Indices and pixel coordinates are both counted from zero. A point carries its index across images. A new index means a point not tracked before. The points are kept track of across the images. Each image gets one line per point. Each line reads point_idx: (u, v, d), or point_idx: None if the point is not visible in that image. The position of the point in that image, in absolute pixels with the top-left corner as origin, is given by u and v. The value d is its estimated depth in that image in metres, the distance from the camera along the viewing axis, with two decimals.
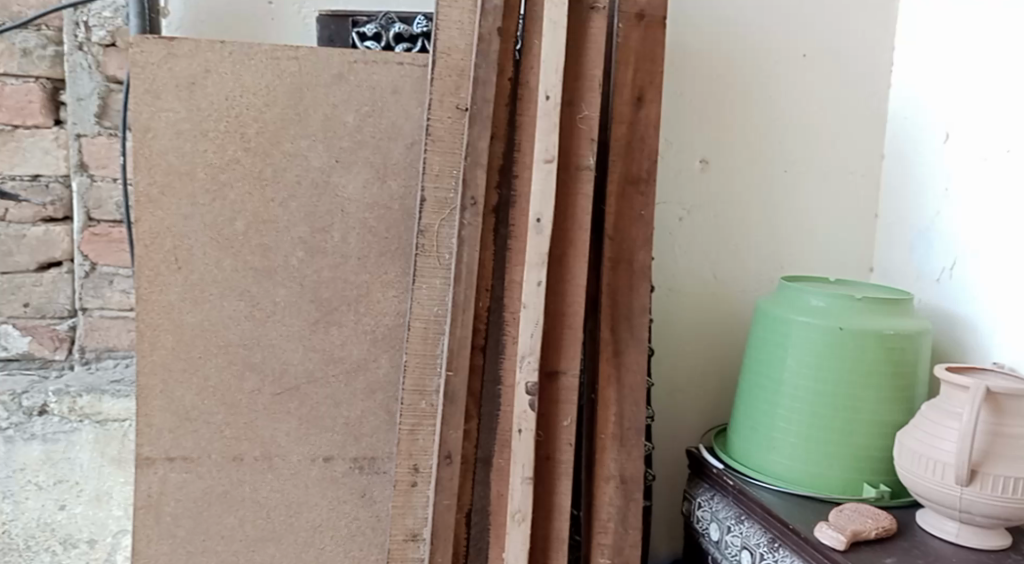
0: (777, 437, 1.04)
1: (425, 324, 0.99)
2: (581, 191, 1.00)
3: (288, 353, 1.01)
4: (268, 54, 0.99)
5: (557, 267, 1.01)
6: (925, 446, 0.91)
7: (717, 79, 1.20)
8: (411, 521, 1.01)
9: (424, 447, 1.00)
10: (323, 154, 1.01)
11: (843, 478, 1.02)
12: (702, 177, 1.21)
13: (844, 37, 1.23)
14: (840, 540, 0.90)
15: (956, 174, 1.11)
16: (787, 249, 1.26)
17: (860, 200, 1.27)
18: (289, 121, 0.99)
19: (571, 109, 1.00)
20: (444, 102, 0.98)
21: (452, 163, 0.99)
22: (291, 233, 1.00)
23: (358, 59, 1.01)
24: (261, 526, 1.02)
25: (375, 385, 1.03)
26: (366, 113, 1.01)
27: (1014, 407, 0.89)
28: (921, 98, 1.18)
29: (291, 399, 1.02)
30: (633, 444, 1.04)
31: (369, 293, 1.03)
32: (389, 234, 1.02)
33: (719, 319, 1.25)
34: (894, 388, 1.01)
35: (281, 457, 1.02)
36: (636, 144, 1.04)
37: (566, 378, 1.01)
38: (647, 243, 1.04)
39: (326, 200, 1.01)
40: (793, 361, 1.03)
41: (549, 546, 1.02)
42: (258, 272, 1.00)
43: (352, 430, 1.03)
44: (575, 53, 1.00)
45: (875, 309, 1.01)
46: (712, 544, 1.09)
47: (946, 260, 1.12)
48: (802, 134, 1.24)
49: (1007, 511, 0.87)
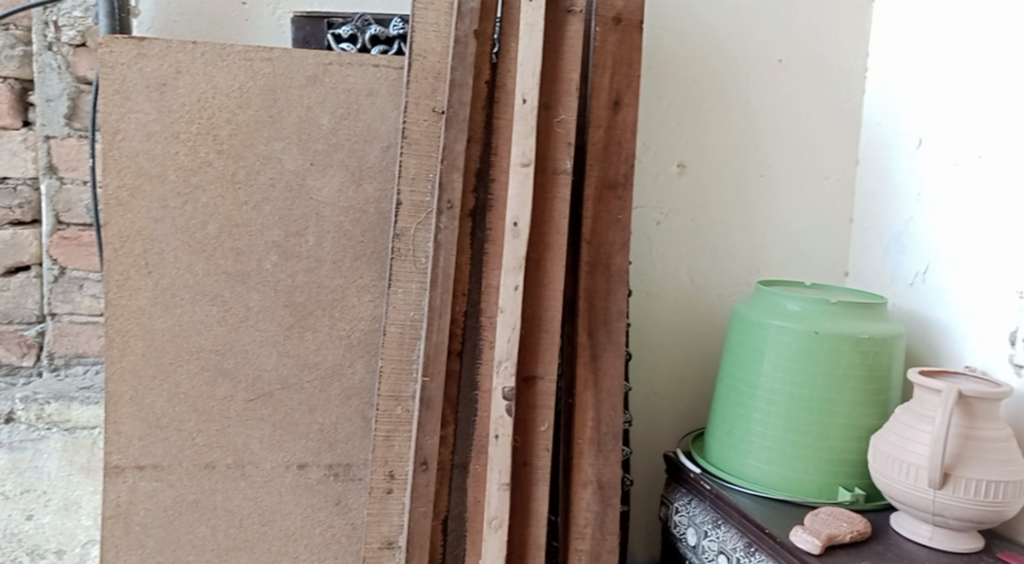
0: (754, 441, 1.05)
1: (400, 329, 0.98)
2: (558, 195, 1.00)
3: (262, 359, 1.00)
4: (241, 55, 0.97)
5: (534, 271, 1.00)
6: (898, 449, 0.91)
7: (694, 84, 1.20)
8: (387, 529, 0.99)
9: (400, 453, 0.99)
10: (297, 156, 0.99)
11: (819, 481, 1.02)
12: (679, 182, 1.22)
13: (819, 43, 1.24)
14: (815, 544, 0.90)
15: (929, 179, 1.12)
16: (763, 254, 1.26)
17: (834, 204, 1.27)
18: (262, 123, 0.98)
19: (548, 112, 1.00)
20: (420, 105, 0.97)
21: (428, 166, 0.98)
22: (265, 237, 0.99)
23: (333, 61, 1.00)
24: (233, 535, 1.00)
25: (350, 390, 1.02)
26: (341, 116, 1.00)
27: (986, 410, 0.89)
28: (895, 103, 1.19)
29: (265, 405, 1.00)
30: (610, 448, 1.04)
31: (344, 297, 1.01)
32: (364, 238, 1.01)
33: (696, 323, 1.25)
34: (869, 391, 1.01)
35: (254, 465, 1.00)
36: (614, 148, 1.04)
37: (543, 383, 1.01)
38: (624, 247, 1.04)
39: (300, 204, 1.00)
40: (769, 364, 1.03)
41: (526, 553, 1.01)
42: (231, 276, 0.98)
43: (327, 437, 1.02)
44: (552, 56, 1.00)
45: (850, 313, 1.02)
46: (689, 548, 1.09)
47: (920, 264, 1.13)
48: (778, 139, 1.24)
49: (979, 514, 0.87)
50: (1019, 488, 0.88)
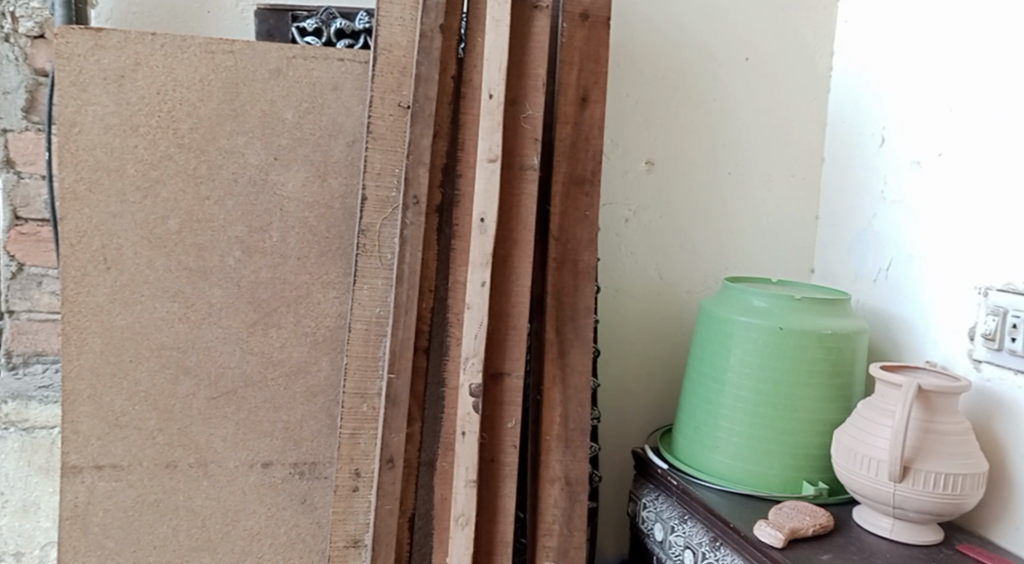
0: (721, 437, 1.05)
1: (366, 325, 0.98)
2: (525, 191, 1.00)
3: (225, 356, 0.98)
4: (202, 47, 0.96)
5: (501, 268, 1.00)
6: (859, 443, 0.93)
7: (662, 81, 1.21)
8: (352, 527, 0.98)
9: (366, 451, 0.98)
10: (261, 151, 0.98)
11: (783, 476, 1.03)
12: (647, 179, 1.22)
13: (785, 42, 1.25)
14: (778, 538, 0.90)
15: (891, 178, 1.14)
16: (731, 250, 1.27)
17: (801, 202, 1.29)
18: (224, 117, 0.97)
19: (515, 108, 1.00)
20: (385, 99, 0.97)
21: (393, 162, 0.97)
22: (227, 233, 0.98)
23: (297, 55, 0.99)
24: (195, 536, 0.99)
25: (316, 388, 1.01)
26: (305, 110, 0.99)
27: (944, 404, 0.91)
28: (859, 102, 1.21)
29: (228, 403, 0.99)
30: (578, 444, 1.04)
31: (309, 294, 1.00)
32: (329, 234, 1.00)
33: (665, 320, 1.26)
34: (832, 386, 1.02)
35: (217, 464, 0.99)
36: (581, 144, 1.04)
37: (510, 380, 1.00)
38: (592, 243, 1.04)
39: (264, 199, 0.98)
40: (735, 360, 1.04)
41: (493, 550, 1.01)
42: (192, 272, 0.97)
43: (292, 434, 1.01)
44: (518, 52, 1.00)
45: (814, 309, 1.03)
46: (656, 544, 1.09)
47: (883, 261, 1.15)
48: (745, 137, 1.25)
49: (938, 506, 0.89)
50: (977, 481, 0.89)
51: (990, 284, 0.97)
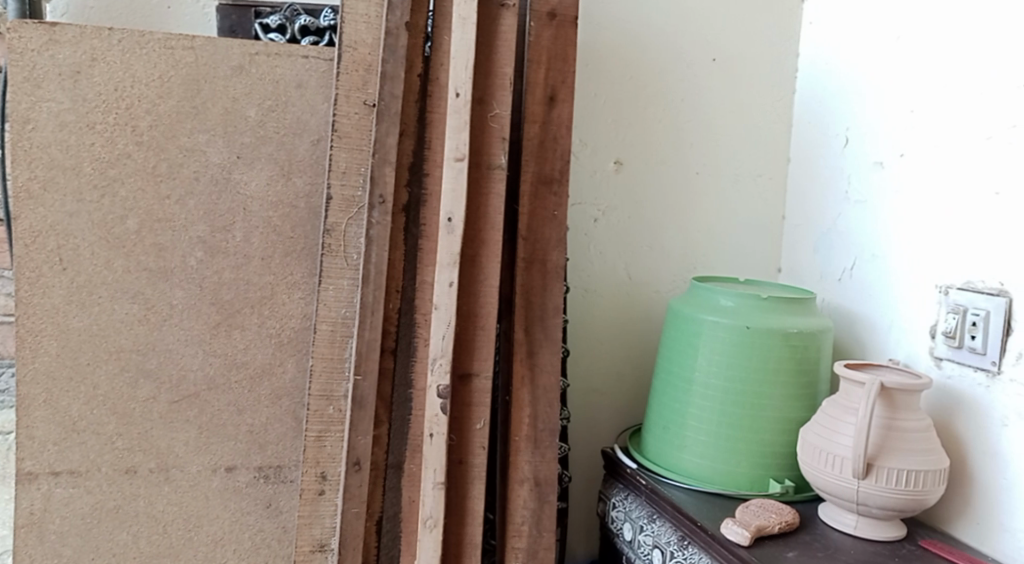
0: (689, 435, 1.06)
1: (332, 327, 0.96)
2: (493, 190, 0.99)
3: (186, 359, 0.96)
4: (160, 43, 0.94)
5: (469, 268, 0.99)
6: (824, 440, 0.93)
7: (629, 81, 1.21)
8: (318, 532, 0.97)
9: (333, 454, 0.97)
10: (223, 150, 0.96)
11: (750, 474, 1.03)
12: (616, 178, 1.22)
13: (751, 43, 1.26)
14: (744, 536, 0.91)
15: (855, 177, 1.15)
16: (699, 249, 1.28)
17: (767, 202, 1.30)
18: (184, 114, 0.95)
19: (482, 107, 0.99)
20: (350, 97, 0.96)
21: (359, 161, 0.96)
22: (189, 233, 0.96)
23: (260, 51, 0.97)
24: (156, 542, 0.96)
25: (281, 390, 0.99)
26: (268, 108, 0.97)
27: (906, 401, 0.92)
28: (824, 103, 1.22)
29: (190, 407, 0.97)
30: (547, 445, 1.04)
31: (273, 295, 0.99)
32: (294, 234, 0.99)
33: (634, 319, 1.26)
34: (798, 385, 1.03)
35: (178, 469, 0.97)
36: (549, 144, 1.03)
37: (478, 381, 1.00)
38: (561, 243, 1.04)
39: (227, 198, 0.97)
40: (703, 359, 1.04)
41: (461, 552, 1.00)
42: (153, 273, 0.95)
43: (257, 438, 0.99)
44: (485, 50, 0.99)
45: (780, 308, 1.04)
46: (625, 544, 1.09)
47: (847, 260, 1.16)
48: (712, 136, 1.26)
49: (900, 502, 0.90)
50: (938, 477, 0.90)
51: (950, 283, 0.98)
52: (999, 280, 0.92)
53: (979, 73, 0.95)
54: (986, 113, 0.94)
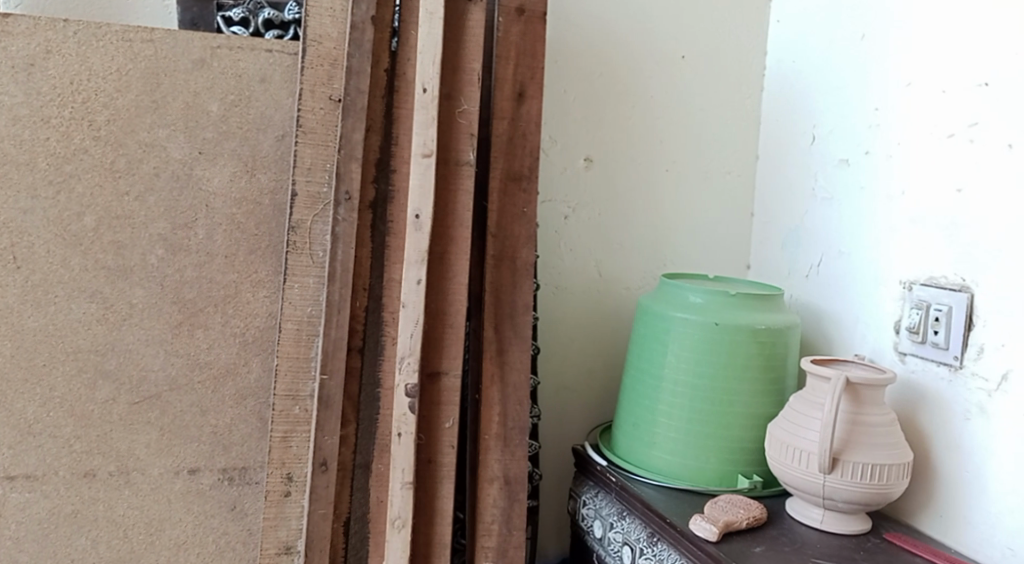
0: (659, 432, 1.06)
1: (297, 325, 0.95)
2: (461, 186, 0.98)
3: (147, 359, 0.94)
4: (119, 35, 0.92)
5: (438, 265, 0.98)
6: (791, 436, 0.94)
7: (598, 77, 1.21)
8: (284, 534, 0.95)
9: (299, 454, 0.95)
10: (184, 145, 0.94)
11: (719, 470, 1.04)
12: (586, 175, 1.22)
13: (719, 40, 1.26)
14: (712, 531, 0.91)
15: (822, 174, 1.16)
16: (669, 246, 1.28)
17: (736, 198, 1.31)
18: (143, 109, 0.93)
19: (450, 102, 0.98)
20: (316, 92, 0.94)
21: (325, 156, 0.95)
22: (149, 230, 0.94)
23: (222, 45, 0.95)
24: (117, 547, 0.94)
25: (246, 390, 0.97)
26: (231, 103, 0.96)
27: (871, 396, 0.93)
28: (792, 99, 1.23)
29: (151, 408, 0.95)
30: (517, 443, 1.03)
31: (237, 293, 0.97)
32: (258, 231, 0.97)
33: (604, 316, 1.26)
34: (766, 381, 1.04)
35: (140, 472, 0.95)
36: (519, 140, 1.03)
37: (447, 379, 0.99)
38: (530, 240, 1.03)
39: (188, 195, 0.95)
40: (673, 356, 1.05)
41: (430, 552, 0.99)
42: (112, 272, 0.93)
43: (221, 439, 0.97)
44: (453, 45, 0.98)
45: (748, 305, 1.04)
46: (596, 541, 1.09)
47: (814, 256, 1.17)
48: (681, 133, 1.26)
49: (865, 496, 0.91)
50: (903, 470, 0.91)
51: (914, 279, 0.99)
52: (961, 275, 0.93)
53: (942, 71, 0.96)
54: (948, 111, 0.95)
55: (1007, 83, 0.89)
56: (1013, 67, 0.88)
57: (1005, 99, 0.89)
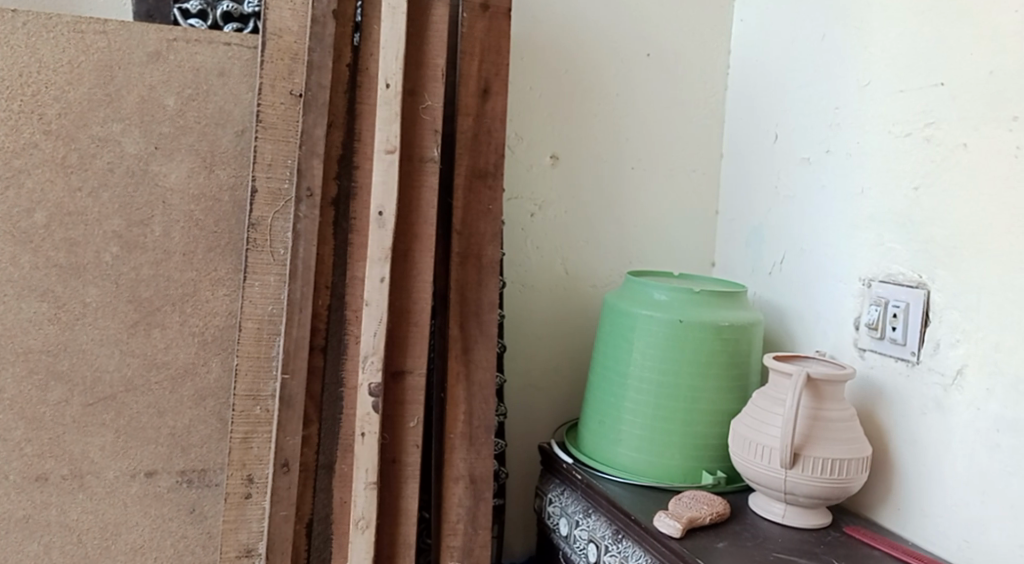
0: (625, 429, 1.06)
1: (258, 324, 0.93)
2: (425, 183, 0.97)
3: (101, 359, 0.92)
4: (70, 26, 0.90)
5: (401, 263, 0.97)
6: (753, 432, 0.95)
7: (564, 75, 1.21)
8: (245, 536, 0.94)
9: (260, 456, 0.94)
10: (139, 140, 0.92)
11: (684, 466, 1.04)
12: (552, 173, 1.22)
13: (684, 39, 1.27)
14: (676, 528, 0.91)
15: (784, 172, 1.17)
16: (635, 243, 1.28)
17: (701, 196, 1.31)
18: (96, 102, 0.90)
19: (413, 98, 0.97)
20: (276, 87, 0.93)
21: (286, 152, 0.93)
22: (103, 227, 0.91)
23: (178, 37, 0.93)
24: (70, 552, 0.92)
25: (205, 391, 0.96)
26: (188, 97, 0.94)
27: (832, 392, 0.94)
28: (755, 98, 1.24)
29: (106, 410, 0.92)
30: (483, 442, 1.02)
31: (196, 292, 0.95)
32: (218, 228, 0.95)
33: (571, 314, 1.26)
34: (729, 377, 1.05)
35: (94, 475, 0.92)
36: (483, 137, 1.02)
37: (411, 378, 0.98)
38: (496, 238, 1.03)
39: (144, 191, 0.92)
40: (638, 353, 1.05)
41: (395, 553, 0.98)
42: (65, 270, 0.90)
43: (179, 441, 0.95)
44: (416, 41, 0.97)
45: (711, 302, 1.05)
46: (561, 538, 1.09)
47: (777, 254, 1.18)
48: (646, 131, 1.27)
49: (826, 491, 0.92)
50: (862, 464, 0.93)
51: (873, 276, 1.01)
52: (917, 272, 0.95)
53: (900, 72, 0.98)
54: (905, 111, 0.97)
55: (962, 84, 0.90)
56: (967, 68, 0.90)
57: (960, 99, 0.90)
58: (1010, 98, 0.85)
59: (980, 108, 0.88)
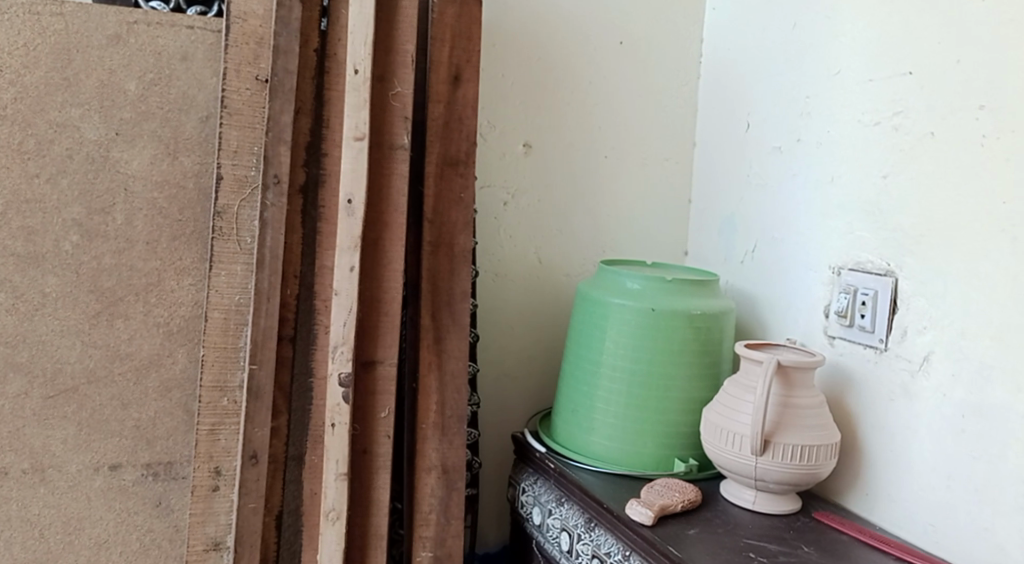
0: (598, 418, 1.06)
1: (224, 315, 0.91)
2: (395, 170, 0.96)
3: (62, 350, 0.90)
4: (26, 8, 0.87)
5: (372, 252, 0.96)
6: (725, 419, 0.95)
7: (536, 62, 1.20)
8: (212, 529, 0.92)
9: (227, 448, 0.92)
10: (100, 125, 0.90)
11: (656, 455, 1.04)
12: (525, 161, 1.21)
13: (657, 27, 1.26)
14: (648, 515, 0.91)
15: (756, 160, 1.17)
16: (608, 232, 1.28)
17: (674, 185, 1.31)
18: (55, 86, 0.88)
19: (382, 84, 0.96)
20: (241, 72, 0.91)
21: (252, 139, 0.92)
22: (63, 215, 0.89)
23: (139, 20, 0.91)
24: (32, 548, 0.90)
25: (171, 382, 0.94)
26: (150, 82, 0.91)
27: (802, 379, 0.94)
28: (728, 87, 1.24)
29: (68, 402, 0.90)
30: (455, 432, 1.02)
31: (160, 282, 0.93)
32: (182, 216, 0.93)
33: (544, 302, 1.25)
34: (701, 365, 1.05)
35: (56, 469, 0.90)
36: (454, 124, 1.01)
37: (382, 368, 0.97)
38: (468, 226, 1.02)
39: (105, 177, 0.90)
40: (611, 342, 1.05)
41: (366, 544, 0.97)
42: (22, 259, 0.88)
43: (144, 433, 0.93)
44: (386, 26, 0.96)
45: (684, 291, 1.05)
46: (535, 528, 1.09)
47: (749, 242, 1.18)
48: (619, 119, 1.26)
49: (795, 477, 0.92)
50: (831, 451, 0.93)
51: (842, 264, 1.01)
52: (886, 260, 0.95)
53: (869, 61, 0.98)
54: (875, 100, 0.97)
55: (930, 73, 0.90)
56: (935, 56, 0.90)
57: (927, 88, 0.91)
58: (977, 87, 0.85)
59: (946, 96, 0.89)
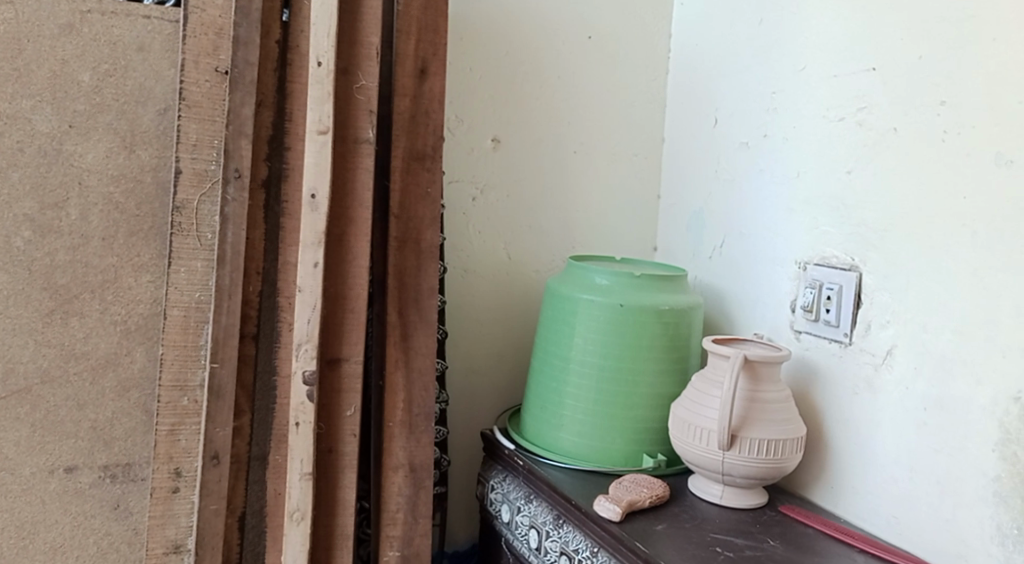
0: (567, 414, 1.05)
1: (184, 312, 0.89)
2: (360, 164, 0.95)
3: (14, 350, 0.87)
4: None
5: (336, 248, 0.94)
6: (692, 414, 0.95)
7: (504, 57, 1.19)
8: (172, 532, 0.90)
9: (188, 448, 0.90)
10: (53, 118, 0.87)
11: (625, 450, 1.04)
12: (493, 156, 1.20)
13: (626, 22, 1.26)
14: (616, 511, 0.90)
15: (723, 155, 1.17)
16: (578, 227, 1.28)
17: (643, 181, 1.31)
18: (4, 77, 0.85)
19: (347, 77, 0.94)
20: (199, 64, 0.89)
21: (211, 132, 0.90)
22: (14, 210, 0.86)
23: (92, 9, 0.88)
24: None
25: (129, 382, 0.91)
26: (105, 73, 0.89)
27: (768, 373, 0.95)
28: (696, 83, 1.24)
29: (20, 403, 0.87)
30: (422, 429, 1.00)
31: (117, 279, 0.90)
32: (140, 212, 0.91)
33: (513, 299, 1.24)
34: (670, 361, 1.05)
35: (8, 472, 0.87)
36: (421, 118, 1.00)
37: (348, 365, 0.95)
38: (435, 221, 1.01)
39: (58, 171, 0.87)
40: (580, 338, 1.04)
41: (332, 545, 0.95)
42: None
43: (101, 434, 0.91)
44: (349, 17, 0.94)
45: (652, 286, 1.05)
46: (503, 525, 1.08)
47: (717, 237, 1.18)
48: (588, 114, 1.26)
49: (761, 471, 0.92)
50: (796, 444, 0.94)
51: (808, 259, 1.02)
52: (850, 255, 0.96)
53: (834, 58, 0.99)
54: (840, 96, 0.98)
55: (893, 69, 0.91)
56: (898, 53, 0.90)
57: (891, 84, 0.91)
58: (939, 84, 0.86)
59: (909, 92, 0.89)
